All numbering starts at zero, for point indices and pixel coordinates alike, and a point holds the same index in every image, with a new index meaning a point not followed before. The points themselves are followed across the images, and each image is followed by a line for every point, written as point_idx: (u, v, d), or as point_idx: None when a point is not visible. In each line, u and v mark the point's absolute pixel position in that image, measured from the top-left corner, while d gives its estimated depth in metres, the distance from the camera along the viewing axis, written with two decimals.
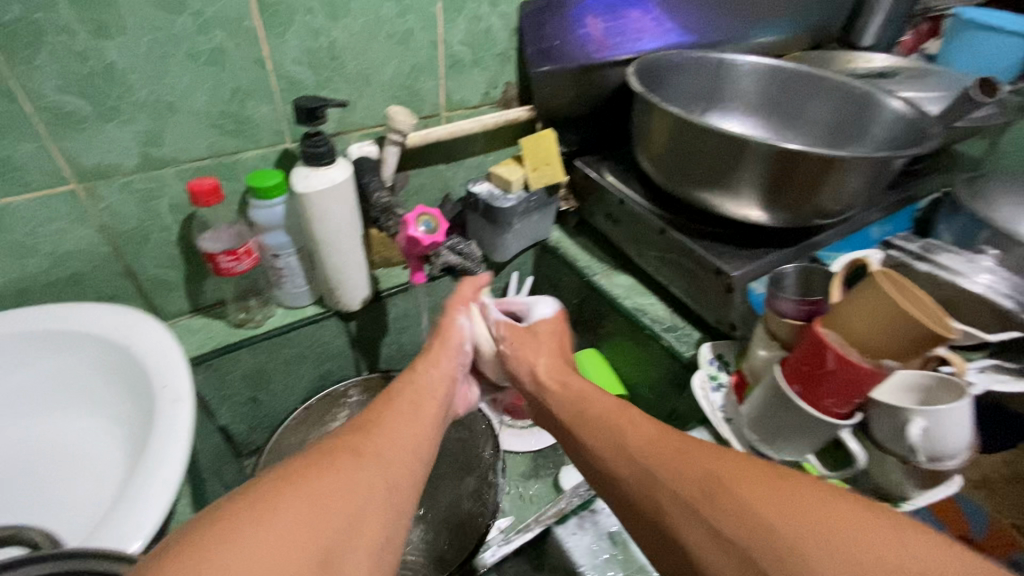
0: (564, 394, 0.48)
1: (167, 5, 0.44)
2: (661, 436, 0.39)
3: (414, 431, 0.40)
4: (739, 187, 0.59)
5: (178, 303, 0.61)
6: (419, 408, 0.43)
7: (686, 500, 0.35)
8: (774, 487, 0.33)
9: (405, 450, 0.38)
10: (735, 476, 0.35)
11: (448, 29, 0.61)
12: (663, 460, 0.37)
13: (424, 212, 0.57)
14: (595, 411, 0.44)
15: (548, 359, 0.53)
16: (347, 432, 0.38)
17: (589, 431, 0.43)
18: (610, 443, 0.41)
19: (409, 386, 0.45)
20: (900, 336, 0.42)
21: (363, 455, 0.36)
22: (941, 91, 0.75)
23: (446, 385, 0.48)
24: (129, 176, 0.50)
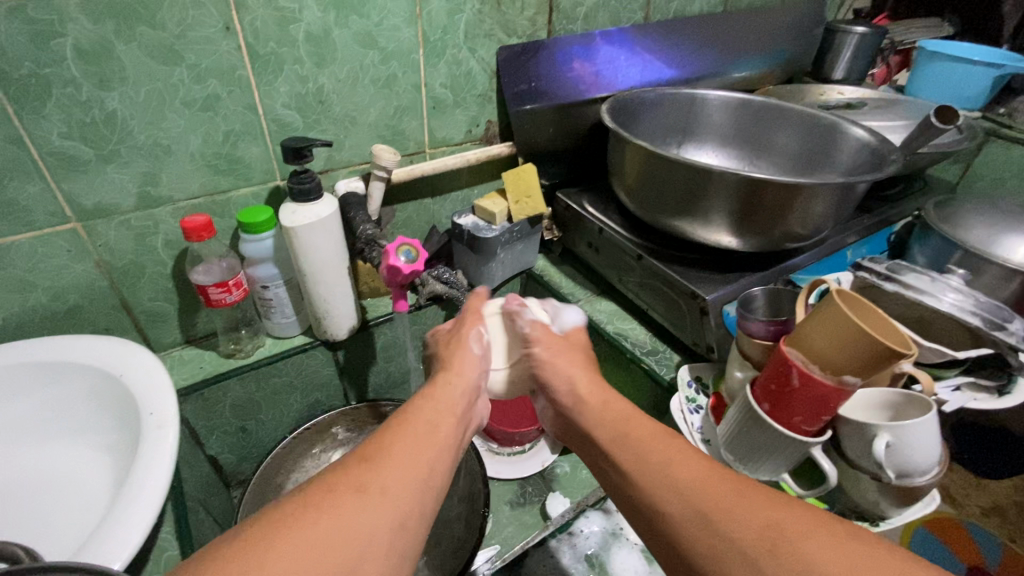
0: (605, 415, 0.43)
1: (165, 59, 0.48)
2: (710, 471, 0.35)
3: (425, 463, 0.36)
4: (710, 215, 0.61)
5: (171, 335, 0.64)
6: (434, 434, 0.39)
7: (747, 552, 0.30)
8: (843, 545, 0.29)
9: (414, 483, 0.34)
10: (794, 514, 0.31)
11: (430, 73, 0.65)
12: (714, 495, 0.33)
13: (404, 242, 0.59)
14: (640, 437, 0.39)
15: (587, 377, 0.48)
16: (354, 461, 0.35)
17: (630, 456, 0.38)
18: (653, 473, 0.36)
19: (423, 404, 0.42)
20: (843, 347, 0.43)
21: (369, 492, 0.32)
22: (905, 120, 0.79)
23: (460, 406, 0.44)
24: (127, 215, 0.53)
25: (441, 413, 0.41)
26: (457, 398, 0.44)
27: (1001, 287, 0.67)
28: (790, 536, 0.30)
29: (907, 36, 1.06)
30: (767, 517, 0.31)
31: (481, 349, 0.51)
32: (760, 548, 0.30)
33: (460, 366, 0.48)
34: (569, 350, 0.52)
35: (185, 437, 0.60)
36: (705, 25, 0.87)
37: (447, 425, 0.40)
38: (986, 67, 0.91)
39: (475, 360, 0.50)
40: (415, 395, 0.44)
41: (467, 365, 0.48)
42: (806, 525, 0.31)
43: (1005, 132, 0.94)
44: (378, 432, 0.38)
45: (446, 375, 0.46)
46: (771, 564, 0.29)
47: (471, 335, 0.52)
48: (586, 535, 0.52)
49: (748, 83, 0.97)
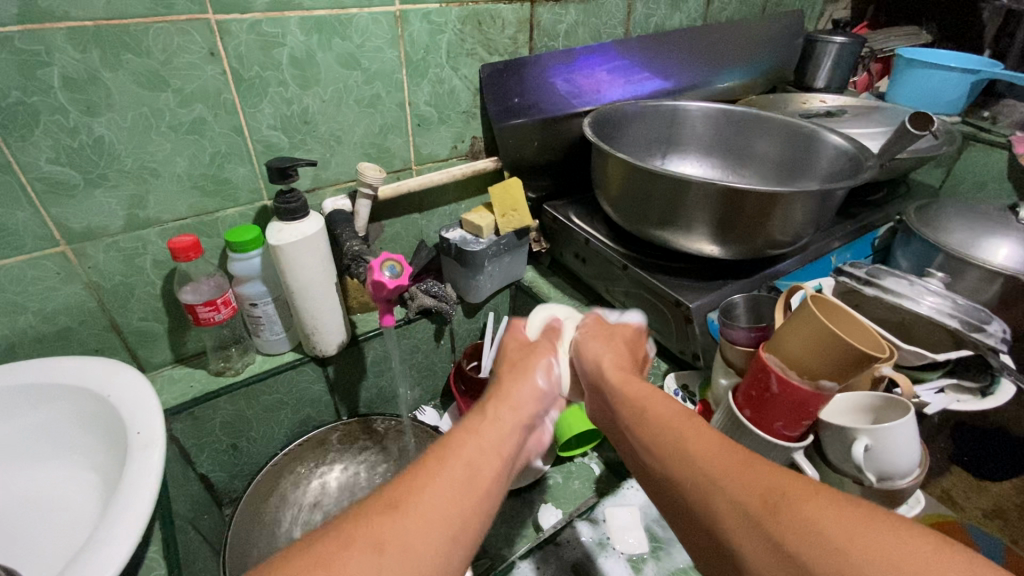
0: (628, 395, 0.43)
1: (151, 84, 0.50)
2: (715, 443, 0.36)
3: (459, 511, 0.34)
4: (692, 224, 0.62)
5: (161, 355, 0.64)
6: (474, 475, 0.36)
7: (742, 505, 0.32)
8: (829, 499, 0.30)
9: (439, 533, 0.33)
10: (788, 477, 0.32)
11: (413, 92, 0.66)
12: (716, 464, 0.34)
13: (388, 257, 0.60)
14: (658, 415, 0.40)
15: (617, 361, 0.48)
16: (376, 509, 0.33)
17: (651, 433, 0.39)
18: (667, 450, 0.37)
19: (467, 435, 0.40)
20: (817, 353, 0.44)
21: (386, 551, 0.31)
22: (883, 127, 0.80)
23: (511, 448, 0.40)
24: (115, 237, 0.54)
25: (486, 446, 0.39)
26: (505, 440, 0.40)
27: (982, 289, 0.68)
28: (785, 496, 0.31)
29: (886, 45, 1.08)
30: (762, 481, 0.32)
31: (548, 383, 0.47)
32: (750, 499, 0.32)
33: (516, 399, 0.44)
34: (618, 344, 0.51)
35: (174, 455, 0.60)
36: (686, 38, 0.89)
37: (492, 462, 0.38)
38: (962, 74, 0.93)
39: (538, 394, 0.45)
40: (458, 423, 0.41)
41: (526, 399, 0.44)
42: (788, 478, 0.32)
43: (983, 136, 0.96)
44: (409, 468, 0.36)
45: (499, 410, 0.42)
46: (761, 512, 0.31)
47: (540, 364, 0.48)
48: (572, 545, 0.53)
49: (732, 93, 0.98)
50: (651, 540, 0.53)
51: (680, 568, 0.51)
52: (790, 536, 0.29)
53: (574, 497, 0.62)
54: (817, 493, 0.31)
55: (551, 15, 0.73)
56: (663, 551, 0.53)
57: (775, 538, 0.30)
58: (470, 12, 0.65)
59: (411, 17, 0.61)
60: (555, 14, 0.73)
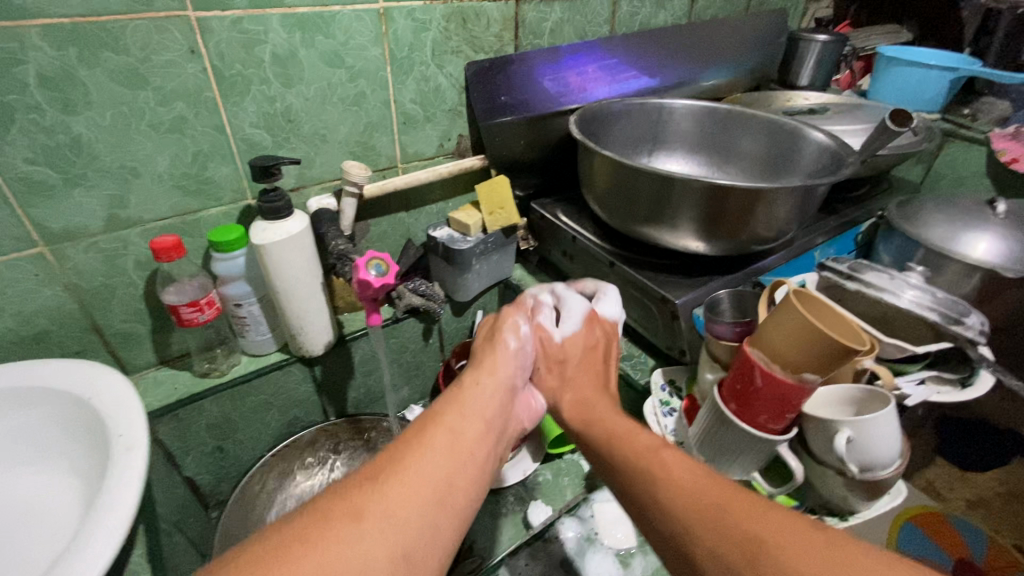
0: (599, 432, 0.42)
1: (130, 82, 0.49)
2: (692, 476, 0.35)
3: (442, 479, 0.35)
4: (677, 221, 0.63)
5: (144, 357, 0.63)
6: (457, 446, 0.38)
7: (726, 561, 0.30)
8: (819, 552, 0.29)
9: (420, 504, 0.33)
10: (766, 517, 0.31)
11: (398, 90, 0.66)
12: (693, 503, 0.33)
13: (374, 256, 0.60)
14: (632, 450, 0.39)
15: (574, 386, 0.48)
16: (360, 482, 0.34)
17: (625, 468, 0.38)
18: (643, 486, 0.36)
19: (448, 407, 0.41)
20: (799, 346, 0.45)
21: (367, 520, 0.31)
22: (864, 124, 0.81)
23: (491, 412, 0.42)
24: (95, 237, 0.53)
25: (469, 417, 0.41)
26: (485, 402, 0.43)
27: (961, 283, 0.69)
28: (764, 541, 0.30)
29: (868, 43, 1.10)
30: (740, 524, 0.31)
31: (518, 342, 0.49)
32: (736, 555, 0.30)
33: (493, 367, 0.46)
34: (572, 364, 0.50)
35: (158, 458, 0.59)
36: (671, 37, 0.89)
37: (474, 429, 0.40)
38: (941, 71, 0.95)
39: (511, 355, 0.48)
40: (441, 397, 0.43)
41: (502, 361, 0.47)
42: (777, 528, 0.30)
43: (962, 133, 0.98)
44: (394, 445, 0.37)
45: (477, 376, 0.45)
46: (750, 570, 0.29)
47: (508, 327, 0.50)
48: (560, 541, 0.53)
49: (717, 91, 0.99)
50: (639, 535, 0.53)
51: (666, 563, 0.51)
52: None
53: (563, 494, 0.62)
54: (798, 537, 0.30)
55: (536, 13, 0.73)
56: (651, 546, 0.53)
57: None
58: (455, 10, 0.65)
59: (395, 15, 0.61)
60: (540, 12, 0.73)
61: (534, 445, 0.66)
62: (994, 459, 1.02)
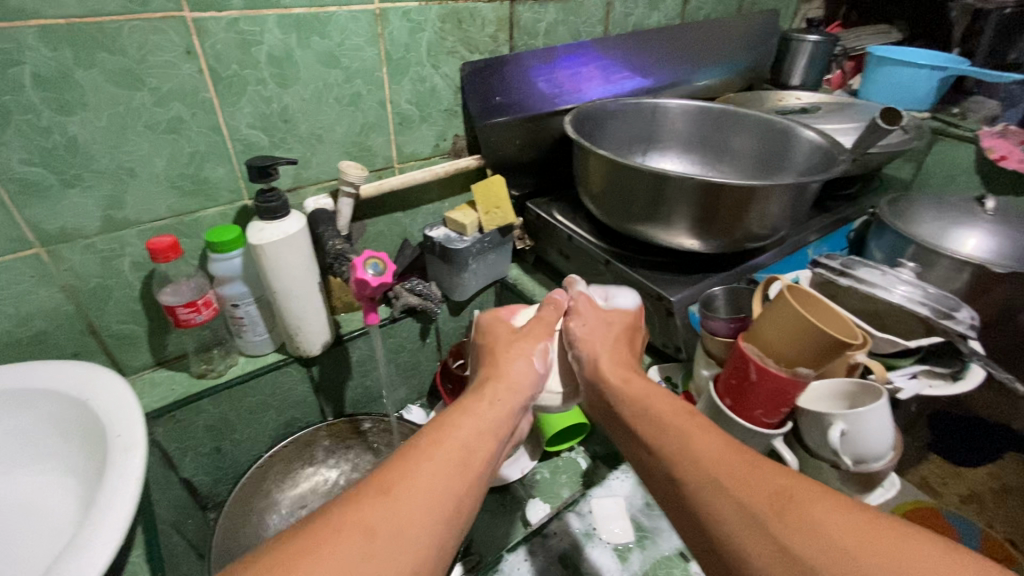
0: (628, 389, 0.44)
1: (125, 83, 0.49)
2: (719, 439, 0.36)
3: (448, 495, 0.35)
4: (672, 219, 0.63)
5: (141, 358, 0.63)
6: (465, 461, 0.37)
7: (752, 509, 0.32)
8: (842, 507, 0.31)
9: (430, 516, 0.33)
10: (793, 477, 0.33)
11: (395, 91, 0.66)
12: (723, 460, 0.35)
13: (372, 255, 0.60)
14: (660, 411, 0.40)
15: (614, 357, 0.48)
16: (369, 492, 0.33)
17: (651, 428, 0.40)
18: (669, 443, 0.37)
19: (458, 417, 0.40)
20: (790, 338, 0.45)
21: (378, 535, 0.31)
22: (855, 123, 0.82)
23: (503, 426, 0.41)
24: (91, 238, 0.53)
25: (478, 430, 0.40)
26: (498, 417, 0.41)
27: (952, 279, 0.70)
28: (792, 496, 0.32)
29: (858, 43, 1.11)
30: (769, 481, 0.33)
31: (542, 367, 0.48)
32: (764, 503, 0.32)
33: (509, 375, 0.46)
34: (618, 327, 0.52)
35: (156, 460, 0.59)
36: (664, 37, 0.90)
37: (484, 443, 0.39)
38: (931, 70, 0.96)
39: (533, 378, 0.47)
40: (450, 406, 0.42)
41: (525, 382, 0.46)
42: (805, 487, 0.33)
43: (952, 131, 0.99)
44: (403, 452, 0.36)
45: (489, 390, 0.44)
46: (774, 520, 0.31)
47: (537, 348, 0.49)
48: (560, 536, 0.53)
49: (710, 91, 1.00)
50: (637, 529, 0.54)
51: (663, 557, 0.51)
52: (803, 543, 0.30)
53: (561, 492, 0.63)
54: (820, 493, 0.32)
55: (531, 14, 0.73)
56: (649, 540, 0.53)
57: (776, 535, 0.30)
58: (450, 11, 0.65)
59: (391, 15, 0.61)
60: (535, 13, 0.74)
61: (531, 443, 0.65)
62: (986, 454, 1.03)
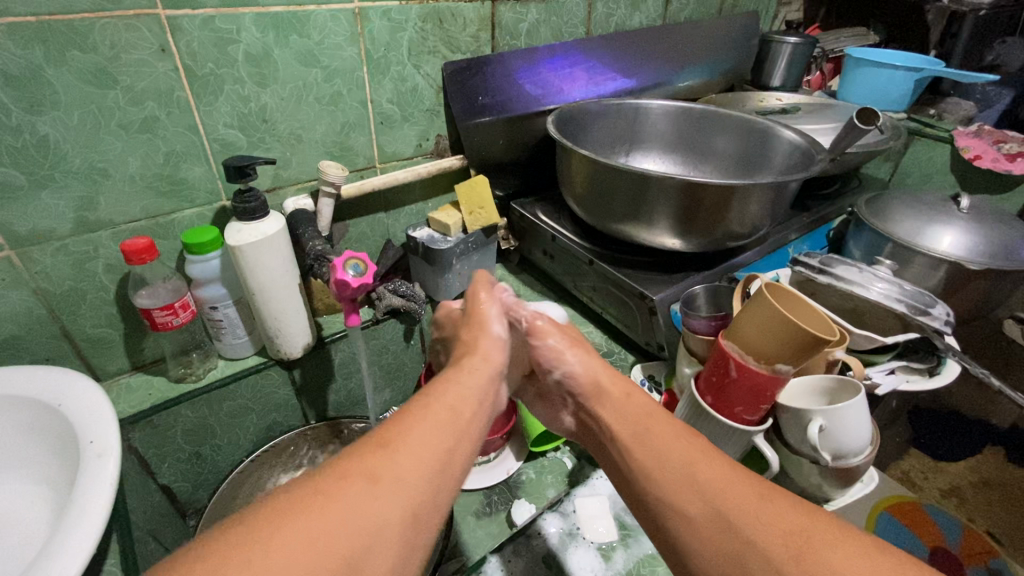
0: (626, 403, 0.42)
1: (98, 81, 0.48)
2: (730, 471, 0.35)
3: (444, 446, 0.35)
4: (653, 219, 0.64)
5: (117, 362, 0.62)
6: (457, 418, 0.37)
7: (771, 556, 0.31)
8: (869, 556, 0.30)
9: (431, 467, 0.33)
10: (814, 518, 0.32)
11: (375, 90, 0.66)
12: (738, 496, 0.34)
13: (352, 256, 0.60)
14: (663, 432, 0.39)
15: (605, 368, 0.46)
16: (371, 445, 0.33)
17: (649, 447, 0.38)
18: (672, 472, 0.36)
19: (453, 384, 0.40)
20: (768, 334, 0.45)
21: (382, 481, 0.31)
22: (833, 123, 0.83)
23: (488, 393, 0.41)
24: (63, 240, 0.52)
25: (466, 394, 0.39)
26: (483, 384, 0.41)
27: (928, 276, 0.71)
28: (812, 541, 0.31)
29: (836, 45, 1.13)
30: (787, 521, 0.32)
31: (504, 331, 0.47)
32: (782, 551, 0.31)
33: (486, 351, 0.44)
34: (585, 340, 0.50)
35: (133, 466, 0.58)
36: (646, 38, 0.91)
37: (474, 403, 0.39)
38: (907, 72, 0.98)
39: (498, 342, 0.46)
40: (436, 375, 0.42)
41: (494, 349, 0.45)
42: (827, 530, 0.32)
43: (928, 131, 1.01)
44: (397, 413, 0.36)
45: (473, 359, 0.43)
46: (794, 567, 0.30)
47: (494, 313, 0.48)
48: (543, 537, 0.53)
49: (692, 91, 1.01)
50: (620, 528, 0.54)
51: (647, 556, 0.52)
52: None
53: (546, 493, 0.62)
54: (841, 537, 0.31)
55: (512, 14, 0.73)
56: (631, 539, 0.53)
57: None
58: (431, 10, 0.65)
59: (371, 14, 0.60)
60: (516, 13, 0.74)
61: (517, 445, 0.66)
62: (966, 448, 1.05)
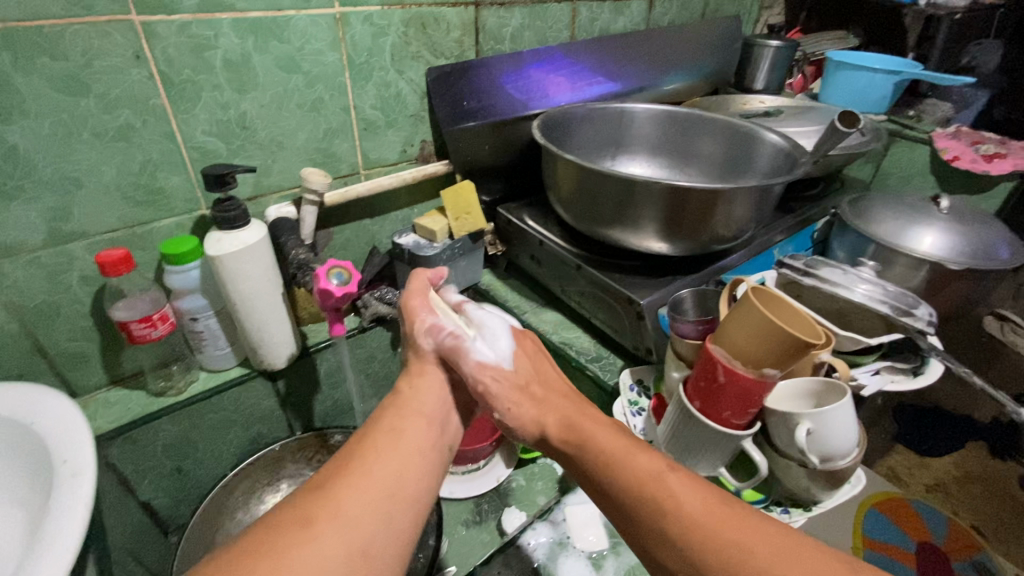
0: (593, 438, 0.40)
1: (69, 89, 0.47)
2: (709, 510, 0.34)
3: (388, 482, 0.35)
4: (640, 223, 0.63)
5: (94, 377, 0.60)
6: (400, 451, 0.37)
7: None
8: None
9: (375, 503, 0.33)
10: (797, 562, 0.31)
11: (358, 95, 0.65)
12: (715, 546, 0.32)
13: (335, 264, 0.59)
14: (632, 469, 0.37)
15: (551, 408, 0.45)
16: (312, 491, 0.33)
17: (626, 489, 0.36)
18: (651, 521, 0.35)
19: (394, 417, 0.40)
20: (755, 338, 0.45)
21: (318, 525, 0.31)
22: (815, 126, 0.84)
23: (435, 417, 0.42)
24: (35, 253, 0.50)
25: (410, 422, 0.40)
26: (428, 406, 0.42)
27: (910, 276, 0.72)
28: None
29: (817, 48, 1.14)
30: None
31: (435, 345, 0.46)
32: None
33: (423, 370, 0.45)
34: (535, 380, 0.46)
35: (111, 484, 0.57)
36: (630, 43, 0.91)
37: (416, 429, 0.39)
38: (886, 75, 0.99)
39: (438, 364, 0.46)
40: (380, 410, 0.42)
41: (432, 381, 0.45)
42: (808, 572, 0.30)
43: (908, 133, 1.02)
44: (344, 455, 0.36)
45: (411, 382, 0.44)
46: None
47: (423, 331, 0.46)
48: (533, 548, 0.52)
49: (677, 95, 1.01)
50: (610, 536, 0.53)
51: (638, 562, 0.51)
52: None
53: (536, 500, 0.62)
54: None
55: (496, 19, 0.73)
56: (622, 546, 0.53)
57: None
58: (414, 15, 0.64)
59: (353, 20, 0.60)
60: (500, 18, 0.74)
61: (507, 451, 0.65)
62: (950, 444, 1.07)
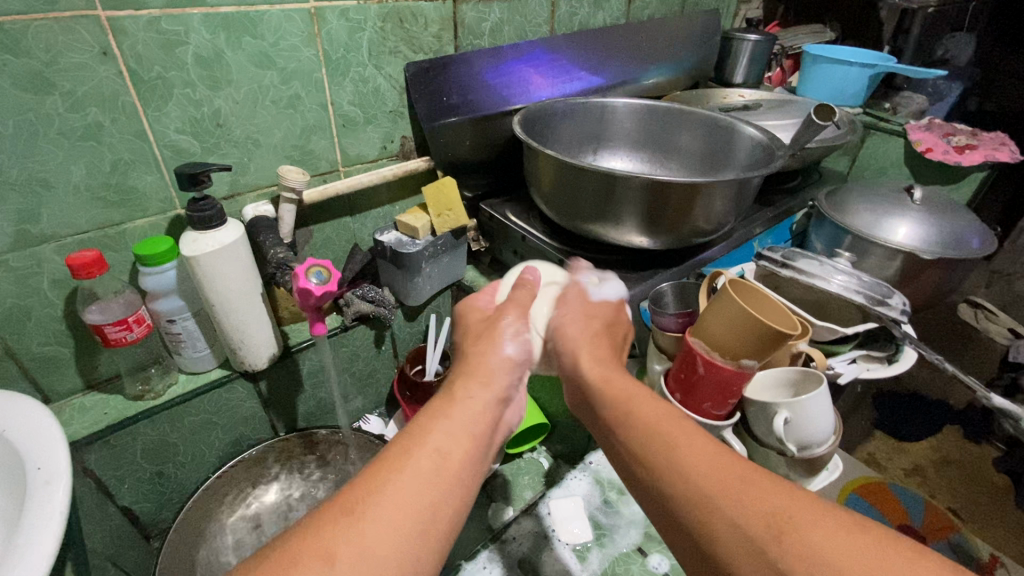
0: (614, 387, 0.41)
1: (35, 88, 0.45)
2: (714, 453, 0.34)
3: (422, 505, 0.32)
4: (621, 217, 0.64)
5: (69, 382, 0.59)
6: (440, 467, 0.34)
7: (750, 537, 0.30)
8: (846, 532, 0.29)
9: (404, 530, 0.31)
10: (794, 497, 0.31)
11: (336, 91, 0.64)
12: (718, 482, 0.32)
13: (314, 263, 0.58)
14: (637, 416, 0.38)
15: (593, 361, 0.44)
16: (333, 514, 0.31)
17: (637, 434, 0.37)
18: (656, 459, 0.35)
19: (431, 425, 0.36)
20: (735, 327, 0.46)
21: (341, 561, 0.29)
22: (793, 119, 0.85)
23: (482, 430, 0.38)
24: (2, 256, 0.49)
25: (452, 431, 0.36)
26: (478, 419, 0.38)
27: (885, 266, 0.74)
28: (791, 520, 0.30)
29: (794, 42, 1.16)
30: (757, 510, 0.30)
31: (517, 349, 0.44)
32: (761, 531, 0.30)
33: (488, 375, 0.41)
34: (592, 347, 0.45)
35: (89, 490, 0.56)
36: (610, 37, 0.91)
37: (459, 448, 0.35)
38: (861, 68, 1.01)
39: (509, 363, 0.42)
40: (419, 413, 0.38)
41: (499, 374, 0.41)
42: (812, 510, 0.30)
43: (882, 126, 1.04)
44: (371, 467, 0.33)
45: (468, 387, 0.40)
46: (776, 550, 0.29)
47: (508, 330, 0.44)
48: (517, 542, 0.53)
49: (658, 89, 1.02)
50: (595, 528, 0.54)
51: (622, 553, 0.52)
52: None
53: (522, 494, 0.63)
54: (824, 514, 0.30)
55: (474, 13, 0.73)
56: (607, 538, 0.53)
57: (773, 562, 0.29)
58: (391, 10, 0.64)
59: (328, 14, 0.59)
60: (478, 12, 0.73)
61: None
62: (925, 427, 1.10)
